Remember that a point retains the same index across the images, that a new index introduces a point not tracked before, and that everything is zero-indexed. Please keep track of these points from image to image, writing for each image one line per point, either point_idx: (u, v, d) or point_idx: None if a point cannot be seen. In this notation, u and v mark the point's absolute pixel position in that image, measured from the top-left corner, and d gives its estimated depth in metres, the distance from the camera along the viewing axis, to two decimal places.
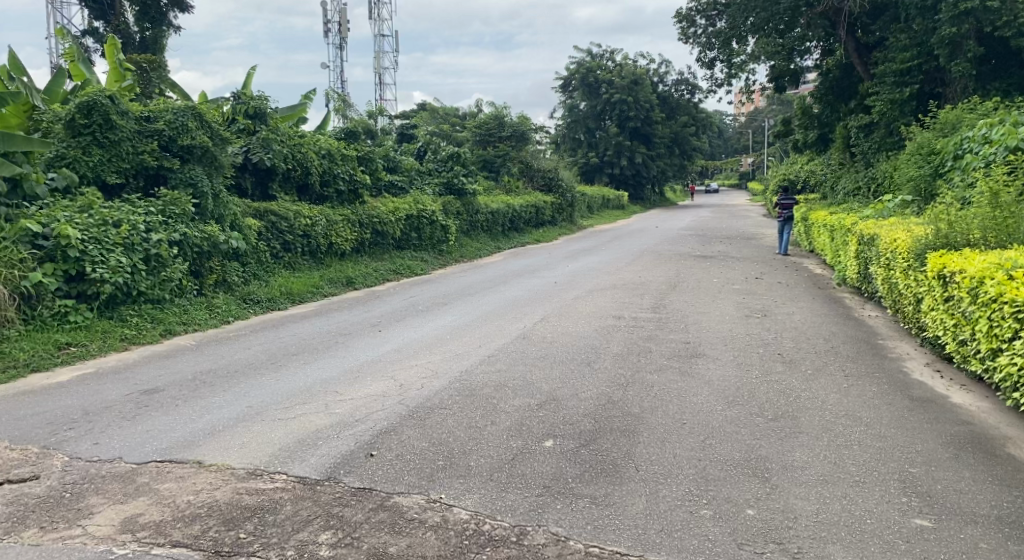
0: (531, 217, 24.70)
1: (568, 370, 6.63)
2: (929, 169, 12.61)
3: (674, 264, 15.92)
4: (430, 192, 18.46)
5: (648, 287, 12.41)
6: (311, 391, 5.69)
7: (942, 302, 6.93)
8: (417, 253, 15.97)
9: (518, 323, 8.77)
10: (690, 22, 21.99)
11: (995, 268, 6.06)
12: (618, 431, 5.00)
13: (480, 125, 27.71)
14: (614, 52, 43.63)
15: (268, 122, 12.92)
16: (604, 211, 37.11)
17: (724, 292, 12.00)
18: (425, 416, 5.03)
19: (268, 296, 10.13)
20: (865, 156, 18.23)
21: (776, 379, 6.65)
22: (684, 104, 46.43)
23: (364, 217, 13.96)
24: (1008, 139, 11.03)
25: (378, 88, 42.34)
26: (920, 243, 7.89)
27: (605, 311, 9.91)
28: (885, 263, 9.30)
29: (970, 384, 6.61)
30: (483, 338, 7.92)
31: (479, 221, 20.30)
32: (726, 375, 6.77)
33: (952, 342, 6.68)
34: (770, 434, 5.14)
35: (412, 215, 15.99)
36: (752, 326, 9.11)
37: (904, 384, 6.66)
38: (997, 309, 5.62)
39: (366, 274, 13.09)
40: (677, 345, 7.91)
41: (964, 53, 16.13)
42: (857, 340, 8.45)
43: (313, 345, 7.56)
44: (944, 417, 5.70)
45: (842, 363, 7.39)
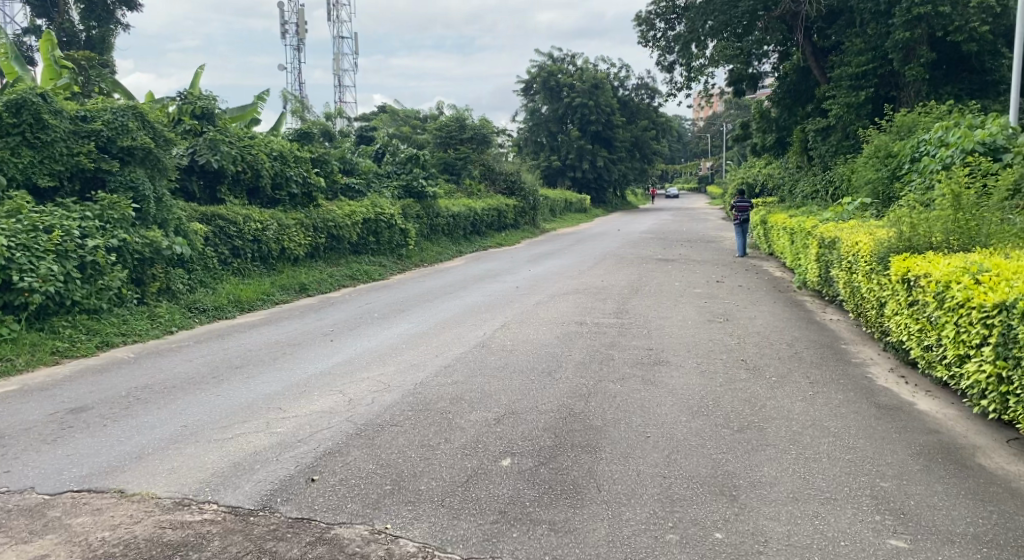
0: (493, 220, 24.45)
1: (526, 379, 6.37)
2: (886, 172, 12.63)
3: (636, 267, 15.80)
4: (389, 195, 18.10)
5: (610, 292, 12.22)
6: (252, 408, 5.35)
7: (906, 307, 6.82)
8: (375, 257, 15.61)
9: (476, 331, 8.49)
10: (650, 26, 21.96)
11: (960, 272, 5.93)
12: (579, 446, 4.74)
13: (440, 127, 27.40)
14: (574, 56, 43.65)
15: (215, 122, 12.54)
16: (567, 214, 37.03)
17: (686, 296, 11.86)
18: (374, 435, 4.72)
19: (215, 304, 9.78)
20: (822, 159, 18.31)
21: (741, 388, 6.47)
22: (644, 107, 46.64)
23: (318, 221, 13.57)
24: (964, 141, 11.07)
25: (336, 91, 41.72)
26: (883, 246, 7.77)
27: (566, 316, 9.68)
28: (847, 266, 9.20)
29: (935, 390, 6.51)
30: (439, 347, 7.62)
31: (440, 225, 19.99)
32: (689, 382, 6.57)
33: (917, 347, 6.57)
34: (736, 447, 4.93)
35: (369, 219, 15.62)
36: (714, 331, 8.95)
37: (870, 391, 6.53)
38: (964, 314, 5.48)
39: (320, 280, 12.72)
40: (639, 351, 7.70)
41: (918, 57, 16.29)
42: (821, 345, 8.33)
43: (258, 358, 7.21)
44: (912, 426, 5.56)
45: (806, 369, 7.25)
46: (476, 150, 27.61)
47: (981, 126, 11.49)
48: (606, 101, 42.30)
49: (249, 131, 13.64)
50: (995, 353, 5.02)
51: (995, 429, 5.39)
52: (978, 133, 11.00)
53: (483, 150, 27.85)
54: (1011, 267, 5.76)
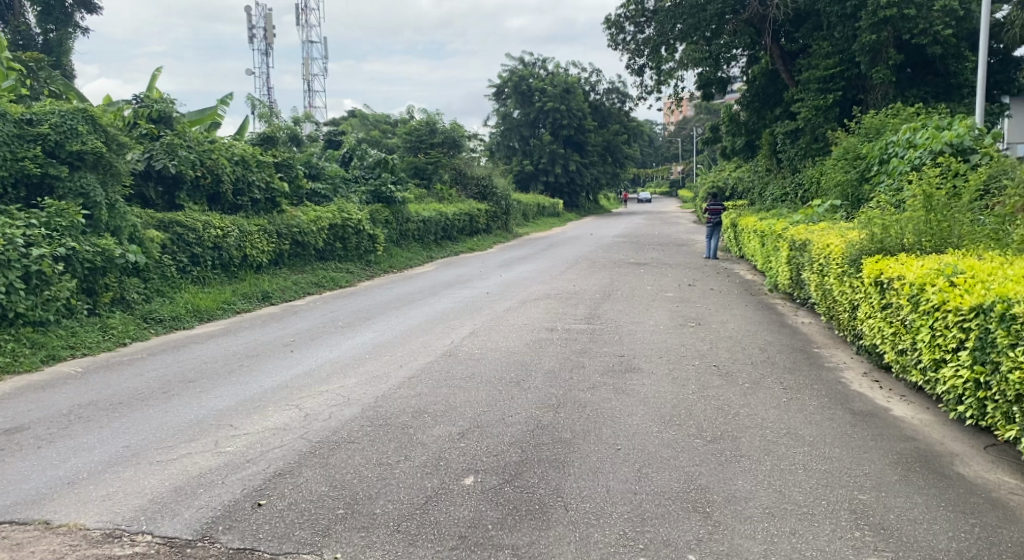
0: (464, 225, 24.22)
1: (492, 390, 6.14)
2: (855, 174, 12.58)
3: (608, 271, 15.66)
4: (356, 201, 17.77)
5: (582, 297, 12.03)
6: (202, 425, 5.06)
7: (880, 310, 6.68)
8: (342, 264, 15.29)
9: (442, 339, 8.24)
10: (620, 29, 21.88)
11: (935, 274, 5.80)
12: (546, 461, 4.52)
13: (410, 132, 27.11)
14: (545, 60, 43.57)
15: (173, 126, 12.16)
16: (540, 218, 36.89)
17: (658, 300, 11.71)
18: (329, 454, 4.46)
19: (172, 315, 9.45)
20: (792, 161, 18.32)
21: (713, 395, 6.30)
22: (615, 112, 46.71)
23: (282, 227, 13.26)
24: (932, 143, 11.03)
25: (306, 95, 41.22)
26: (854, 248, 7.65)
27: (536, 323, 9.47)
28: (818, 269, 9.09)
29: (910, 394, 6.38)
30: (403, 357, 7.37)
31: (409, 230, 19.71)
32: (661, 390, 6.38)
33: (891, 351, 6.44)
34: (709, 458, 4.74)
35: (336, 224, 15.30)
36: (686, 336, 8.80)
37: (844, 396, 6.39)
38: (940, 318, 5.33)
39: (284, 288, 12.40)
40: (610, 358, 7.51)
41: (884, 60, 16.35)
42: (793, 349, 8.20)
43: (213, 371, 6.91)
44: (888, 433, 5.42)
45: (779, 375, 7.10)
46: (448, 155, 27.38)
47: (949, 127, 11.47)
48: (577, 106, 42.29)
49: (209, 135, 13.27)
50: (972, 357, 4.85)
51: (972, 436, 5.25)
52: (946, 134, 10.96)
53: (454, 154, 27.62)
54: (985, 269, 5.63)
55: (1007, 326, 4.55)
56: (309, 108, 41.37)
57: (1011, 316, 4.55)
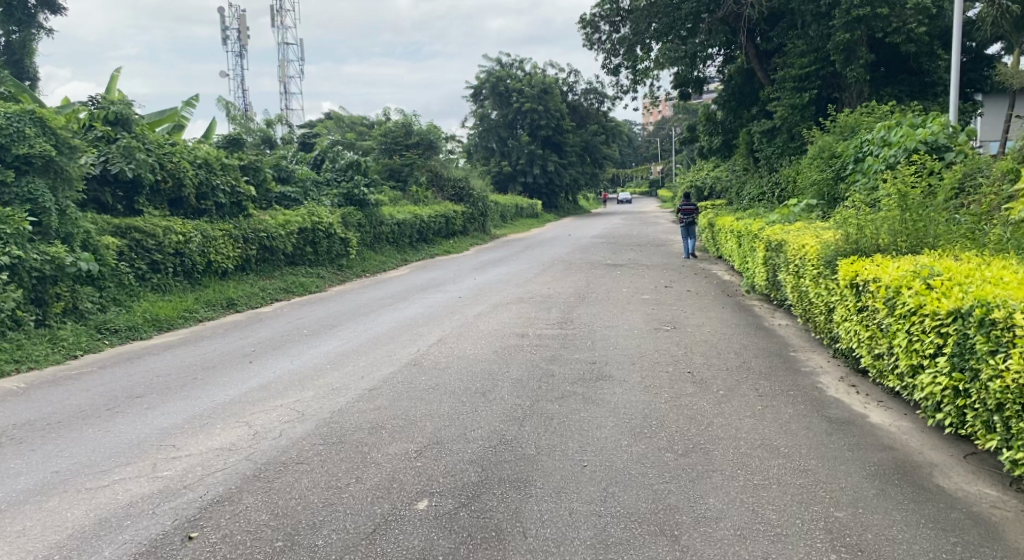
0: (441, 227, 23.92)
1: (456, 402, 5.87)
2: (831, 172, 12.44)
3: (584, 273, 15.44)
4: (328, 204, 17.42)
5: (556, 300, 11.79)
6: (141, 446, 4.76)
7: (856, 313, 6.49)
8: (312, 268, 14.96)
9: (409, 347, 7.96)
10: (594, 29, 21.70)
11: (911, 277, 5.60)
12: (507, 481, 4.28)
13: (385, 133, 26.76)
14: (523, 61, 43.35)
15: (131, 129, 11.78)
16: (519, 219, 36.65)
17: (633, 303, 11.49)
18: (274, 477, 4.20)
19: (129, 324, 9.12)
20: (768, 161, 18.21)
21: (686, 404, 6.08)
22: (593, 112, 46.61)
23: (248, 232, 12.92)
24: (907, 141, 10.90)
25: (281, 98, 40.77)
26: (829, 249, 7.46)
27: (507, 328, 9.22)
28: (794, 270, 8.90)
29: (887, 400, 6.20)
30: (365, 367, 7.08)
31: (383, 233, 19.40)
32: (633, 400, 6.15)
33: (868, 356, 6.24)
34: (680, 474, 4.51)
35: (306, 228, 14.97)
36: (660, 341, 8.57)
37: (820, 403, 6.19)
38: (917, 322, 5.13)
39: (250, 294, 12.07)
40: (582, 365, 7.27)
41: (858, 59, 16.28)
42: (770, 353, 8.01)
43: (163, 386, 6.56)
44: (865, 442, 5.22)
45: (755, 380, 6.89)
46: (423, 156, 27.08)
47: (923, 125, 11.35)
48: (555, 106, 42.13)
49: (170, 137, 12.89)
50: (950, 364, 4.63)
51: (951, 444, 5.07)
52: (920, 132, 10.84)
53: (430, 156, 27.34)
54: (963, 271, 5.43)
55: (985, 332, 4.31)
56: (285, 111, 40.93)
57: (990, 321, 4.32)
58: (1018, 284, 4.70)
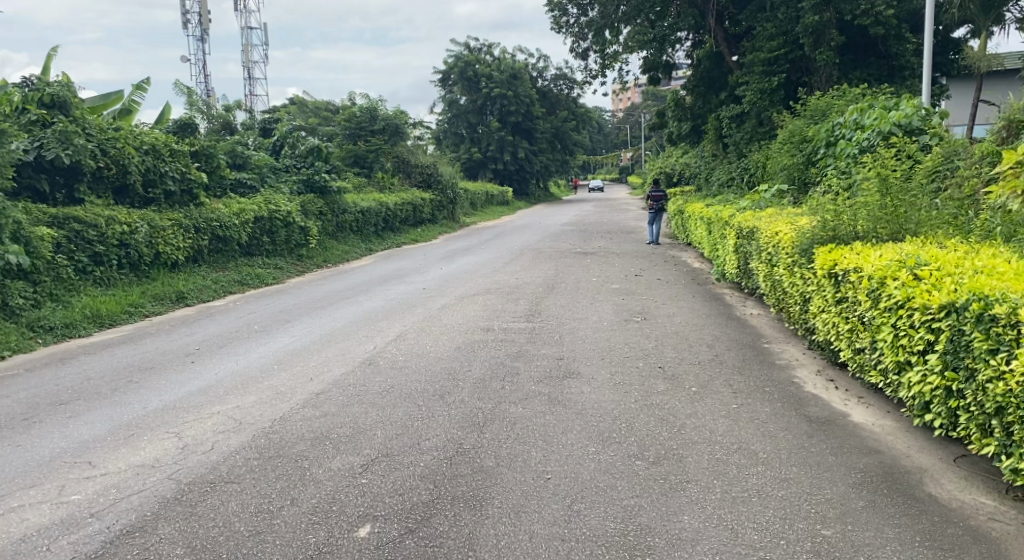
0: (408, 215, 23.35)
1: (411, 406, 5.42)
2: (802, 157, 12.14)
3: (553, 262, 15.04)
4: (286, 191, 16.80)
5: (523, 291, 11.36)
6: (51, 464, 4.26)
7: (834, 304, 6.15)
8: (269, 259, 14.37)
9: (364, 344, 7.47)
10: (562, 11, 21.21)
11: (897, 267, 5.23)
12: (461, 500, 3.86)
13: (349, 118, 26.05)
14: (491, 46, 42.72)
15: (70, 113, 11.13)
16: (489, 207, 36.13)
17: (603, 293, 11.10)
18: (198, 500, 3.74)
19: (65, 321, 8.60)
20: (737, 146, 17.90)
21: (658, 403, 5.69)
22: (563, 98, 46.15)
23: (199, 221, 12.33)
24: (880, 124, 10.60)
25: (246, 83, 39.85)
26: (805, 237, 7.10)
27: (471, 322, 8.78)
28: (767, 258, 8.56)
29: (867, 395, 5.87)
30: (315, 367, 6.59)
31: (347, 222, 18.83)
32: (601, 400, 5.75)
33: (848, 350, 5.90)
34: (651, 486, 4.12)
35: (262, 217, 14.37)
36: (630, 333, 8.19)
37: (799, 400, 5.84)
38: (904, 316, 4.75)
39: (201, 288, 11.49)
40: (548, 362, 6.86)
41: (827, 42, 16.03)
42: (743, 345, 7.65)
43: (92, 391, 5.99)
44: (846, 445, 4.89)
45: (728, 376, 6.52)
46: (389, 143, 26.48)
47: (896, 107, 11.04)
48: (524, 92, 41.60)
49: (114, 122, 12.23)
50: (942, 362, 4.28)
51: (940, 446, 4.75)
52: (894, 115, 10.52)
53: (396, 142, 26.75)
54: (951, 260, 5.08)
55: (985, 329, 3.96)
56: (250, 97, 40.02)
57: (989, 317, 3.97)
58: (1016, 275, 4.36)
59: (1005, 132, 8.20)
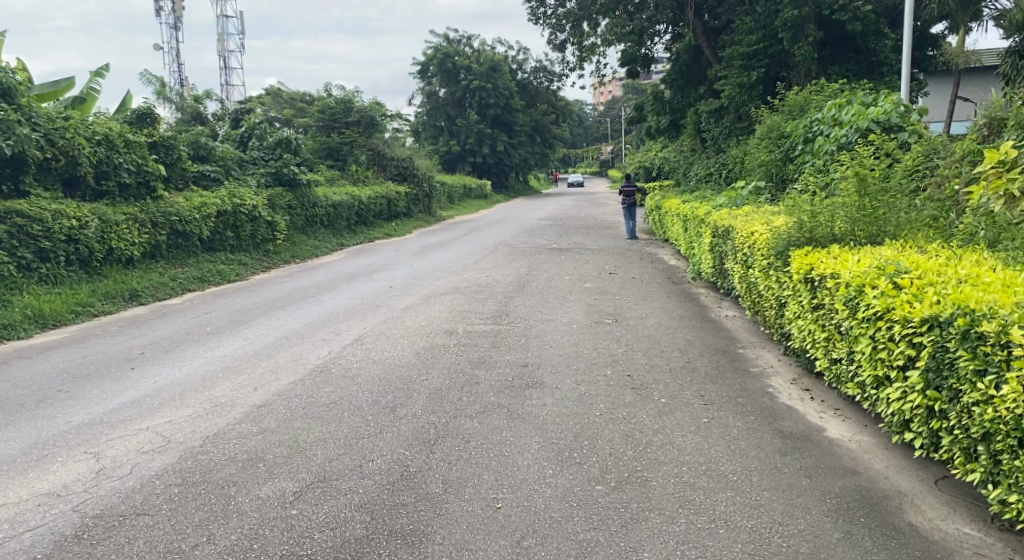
0: (382, 209, 22.89)
1: (358, 421, 5.04)
2: (779, 154, 11.86)
3: (527, 259, 14.67)
4: (252, 184, 16.29)
5: (493, 290, 10.98)
6: None
7: (810, 311, 5.84)
8: (233, 255, 13.89)
9: (319, 349, 7.08)
10: (540, 2, 20.84)
11: (876, 274, 4.91)
12: (399, 536, 3.56)
13: (323, 109, 25.49)
14: (471, 37, 42.20)
15: (15, 101, 10.62)
16: (466, 200, 35.65)
17: (575, 293, 10.75)
18: (101, 538, 3.42)
19: (4, 322, 8.15)
20: (715, 142, 17.62)
21: (624, 417, 5.37)
22: (543, 91, 45.69)
23: (156, 215, 11.89)
24: (859, 120, 10.32)
25: (221, 73, 39.12)
26: (781, 238, 6.78)
27: (435, 324, 8.39)
28: (742, 259, 8.25)
29: (844, 407, 5.57)
30: (263, 376, 6.19)
31: (317, 216, 18.35)
32: (564, 413, 5.40)
33: (823, 360, 5.59)
34: (609, 518, 3.83)
35: (225, 211, 13.88)
36: (600, 337, 7.83)
37: (772, 413, 5.52)
38: (883, 328, 4.44)
39: (157, 286, 11.03)
40: (511, 370, 6.50)
41: (806, 37, 15.80)
42: (716, 351, 7.34)
43: (15, 403, 5.54)
44: (821, 464, 4.58)
45: (700, 385, 6.20)
46: (364, 135, 25.96)
47: (875, 103, 10.78)
48: (503, 84, 41.15)
49: (63, 111, 11.72)
50: (923, 380, 3.96)
51: (920, 466, 4.46)
52: (872, 111, 10.25)
53: (371, 134, 26.24)
54: (933, 267, 4.77)
55: (971, 347, 3.64)
56: (225, 87, 39.25)
57: (976, 335, 3.65)
58: (1002, 287, 4.05)
59: (986, 130, 7.95)
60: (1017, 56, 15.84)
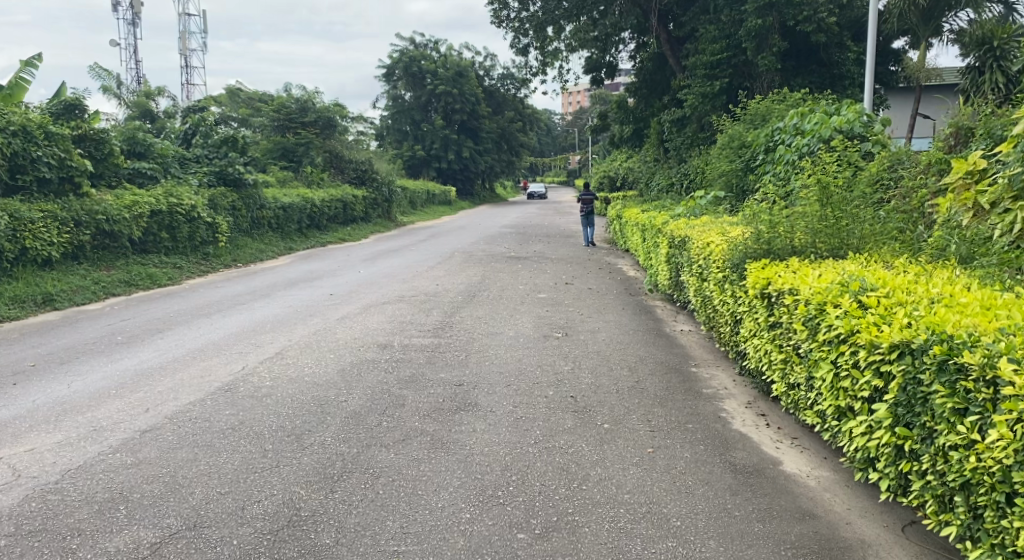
0: (337, 212, 22.14)
1: (254, 453, 4.40)
2: (740, 164, 11.46)
3: (481, 267, 14.07)
4: (194, 183, 15.49)
5: (440, 300, 10.34)
6: None
7: (767, 329, 5.33)
8: (167, 257, 13.10)
9: (232, 364, 6.44)
10: (503, 5, 20.33)
11: (838, 291, 4.38)
12: None
13: (278, 109, 24.73)
14: (438, 42, 41.61)
15: None
16: (429, 206, 34.95)
17: (526, 303, 10.15)
18: None
19: None
20: (678, 151, 17.21)
21: (561, 446, 4.79)
22: (510, 98, 45.08)
23: (80, 214, 11.20)
24: (822, 129, 9.90)
25: (182, 71, 38.09)
26: (737, 249, 6.26)
27: (368, 337, 7.74)
28: (698, 271, 7.76)
29: (802, 436, 5.07)
30: (158, 395, 5.51)
31: (264, 218, 17.58)
32: (493, 442, 4.79)
33: (780, 384, 5.08)
34: None
35: (160, 211, 13.11)
36: (546, 353, 7.26)
37: (724, 441, 5.00)
38: (847, 352, 3.91)
39: (76, 289, 10.29)
40: (444, 390, 5.88)
41: (770, 47, 15.51)
42: (668, 369, 6.81)
43: None
44: (774, 506, 4.08)
45: (647, 408, 5.65)
46: (321, 136, 25.15)
47: (839, 112, 10.36)
48: (470, 90, 40.56)
49: None
50: (891, 416, 3.46)
51: (886, 509, 4.01)
52: (835, 119, 9.83)
53: (328, 135, 25.44)
54: (903, 285, 4.26)
55: (949, 382, 3.14)
56: (186, 86, 38.21)
57: (954, 367, 3.15)
58: (981, 311, 3.56)
59: (952, 138, 7.54)
60: (976, 73, 15.84)
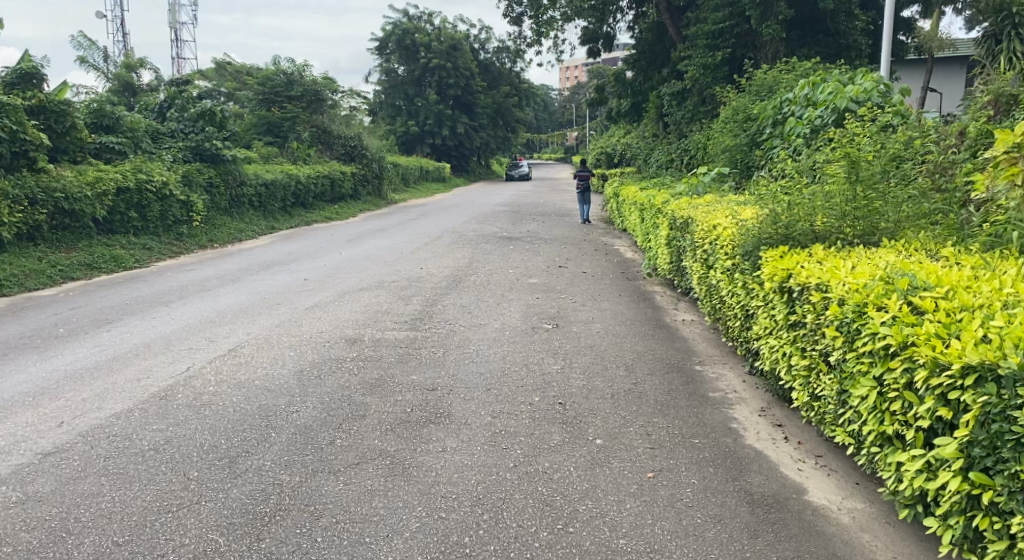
0: (324, 190, 21.27)
1: (172, 484, 3.65)
2: (745, 138, 10.65)
3: (470, 249, 13.27)
4: (167, 159, 14.62)
5: (422, 286, 9.56)
6: None
7: (786, 329, 4.54)
8: (136, 238, 12.27)
9: (175, 365, 5.66)
10: None
11: (881, 288, 3.60)
12: None
13: (264, 82, 23.70)
14: (432, 14, 40.40)
15: None
16: (422, 183, 34.00)
17: (515, 290, 9.35)
18: None
19: None
20: (678, 125, 16.34)
21: (545, 470, 4.03)
22: (505, 72, 43.88)
23: (35, 192, 10.42)
24: (837, 99, 9.06)
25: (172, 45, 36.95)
26: (751, 233, 5.46)
27: (336, 330, 6.94)
28: (703, 255, 6.95)
29: (827, 454, 4.34)
30: (80, 405, 4.74)
31: (245, 195, 16.73)
32: (463, 465, 4.02)
33: (801, 395, 4.31)
34: None
35: (127, 188, 12.27)
36: (535, 348, 6.50)
37: (737, 462, 4.23)
38: (897, 369, 3.14)
39: (28, 272, 9.48)
40: (413, 397, 5.11)
41: (776, 15, 14.56)
42: (670, 368, 6.04)
43: None
44: (803, 554, 3.36)
45: (647, 418, 4.88)
46: (309, 110, 24.14)
47: (854, 82, 9.51)
48: (464, 64, 39.65)
49: None
50: (962, 456, 2.76)
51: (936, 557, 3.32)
52: (851, 89, 8.97)
53: (316, 110, 24.39)
54: (963, 282, 3.52)
55: None
56: (176, 60, 37.11)
57: None
58: None
59: (989, 108, 6.77)
60: (992, 42, 14.95)
